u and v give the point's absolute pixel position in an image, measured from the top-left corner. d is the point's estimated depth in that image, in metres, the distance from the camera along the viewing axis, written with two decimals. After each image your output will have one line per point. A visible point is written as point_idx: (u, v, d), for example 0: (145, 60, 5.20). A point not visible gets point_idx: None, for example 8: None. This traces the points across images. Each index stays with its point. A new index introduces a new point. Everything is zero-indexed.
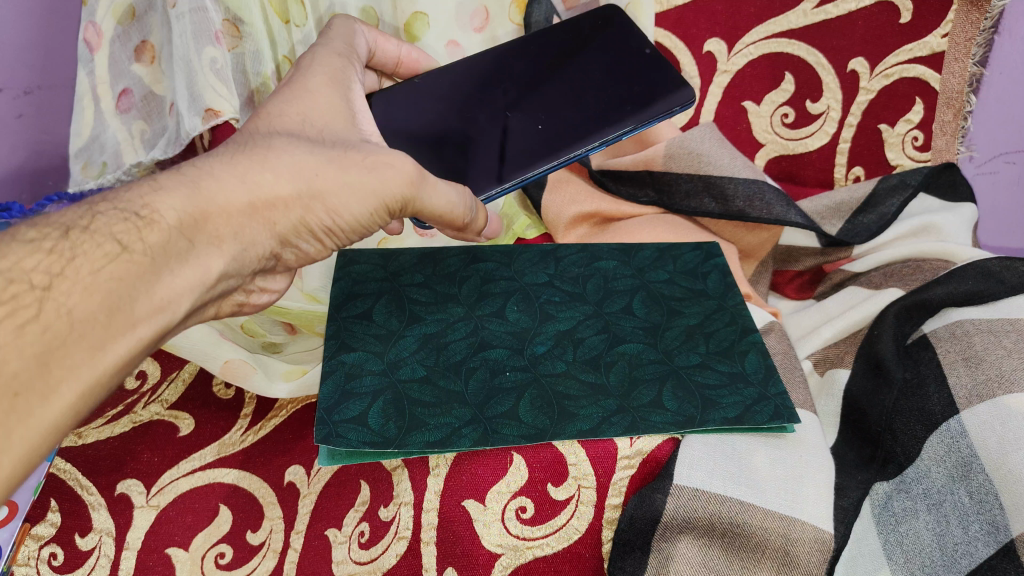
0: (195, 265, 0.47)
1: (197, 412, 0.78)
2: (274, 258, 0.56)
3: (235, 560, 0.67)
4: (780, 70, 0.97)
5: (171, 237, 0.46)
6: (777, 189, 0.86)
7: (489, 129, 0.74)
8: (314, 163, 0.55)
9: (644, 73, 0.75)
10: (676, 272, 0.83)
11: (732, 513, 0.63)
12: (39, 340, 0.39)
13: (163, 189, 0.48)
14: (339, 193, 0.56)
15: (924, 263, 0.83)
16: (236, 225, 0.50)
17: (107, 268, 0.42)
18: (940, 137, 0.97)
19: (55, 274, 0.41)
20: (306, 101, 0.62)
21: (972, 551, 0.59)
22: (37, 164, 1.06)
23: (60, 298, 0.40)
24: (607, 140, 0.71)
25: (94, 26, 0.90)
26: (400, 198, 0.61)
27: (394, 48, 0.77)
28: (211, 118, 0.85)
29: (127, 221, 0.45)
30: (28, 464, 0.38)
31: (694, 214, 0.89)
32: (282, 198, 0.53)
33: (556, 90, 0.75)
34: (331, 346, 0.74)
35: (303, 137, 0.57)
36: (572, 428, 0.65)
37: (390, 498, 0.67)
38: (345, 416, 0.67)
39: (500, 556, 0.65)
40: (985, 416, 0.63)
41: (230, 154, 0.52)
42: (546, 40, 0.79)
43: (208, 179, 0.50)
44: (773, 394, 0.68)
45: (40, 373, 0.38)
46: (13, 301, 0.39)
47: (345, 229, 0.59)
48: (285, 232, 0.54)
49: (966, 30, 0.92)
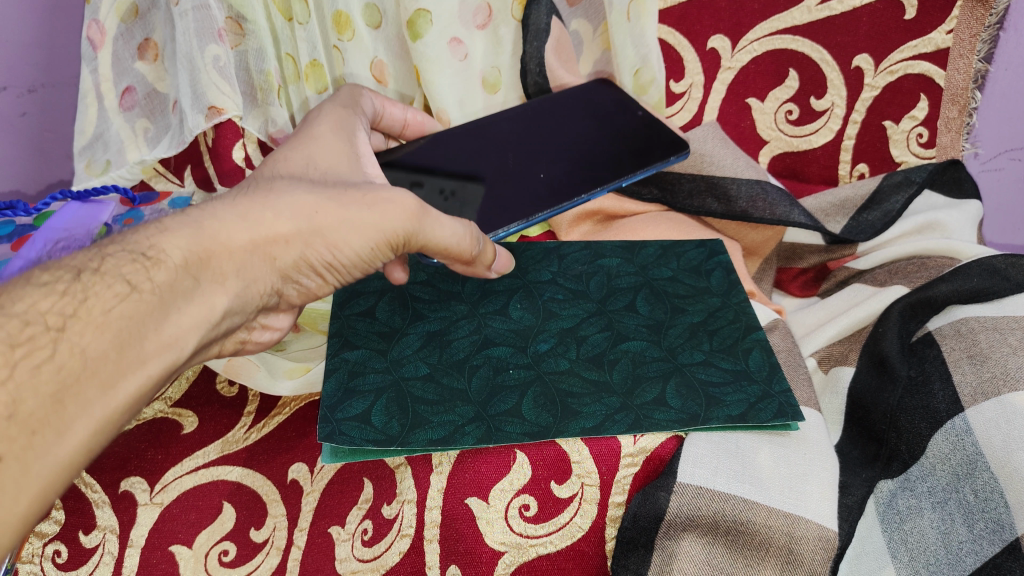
0: (200, 302, 0.49)
1: (200, 410, 0.78)
2: (276, 294, 0.58)
3: (238, 558, 0.67)
4: (785, 67, 0.97)
5: (178, 276, 0.48)
6: (780, 188, 0.86)
7: (491, 183, 0.75)
8: (315, 202, 0.56)
9: (635, 134, 0.80)
10: (680, 269, 0.83)
11: (736, 510, 0.63)
12: (53, 378, 0.41)
13: (168, 230, 0.50)
14: (339, 228, 0.57)
15: (928, 260, 0.82)
16: (239, 261, 0.52)
17: (118, 307, 0.45)
18: (945, 134, 0.96)
19: (69, 315, 0.44)
20: (310, 145, 0.63)
21: (977, 549, 0.59)
22: (42, 158, 1.12)
23: (74, 337, 0.43)
24: (610, 185, 0.74)
25: (97, 24, 0.90)
26: (402, 232, 0.61)
27: (400, 112, 0.80)
28: (215, 116, 0.88)
29: (135, 261, 0.48)
30: (44, 505, 0.41)
31: (698, 213, 0.89)
32: (283, 235, 0.54)
33: (557, 148, 0.79)
34: (335, 343, 0.75)
35: (306, 179, 0.59)
36: (576, 426, 0.65)
37: (393, 496, 0.67)
38: (347, 414, 0.67)
39: (503, 554, 0.65)
40: (991, 414, 0.63)
41: (233, 197, 0.55)
42: (538, 114, 0.84)
43: (211, 219, 0.52)
44: (777, 392, 0.68)
45: (55, 410, 0.41)
46: (29, 341, 0.42)
47: (346, 264, 0.60)
48: (285, 267, 0.55)
49: (971, 26, 0.91)
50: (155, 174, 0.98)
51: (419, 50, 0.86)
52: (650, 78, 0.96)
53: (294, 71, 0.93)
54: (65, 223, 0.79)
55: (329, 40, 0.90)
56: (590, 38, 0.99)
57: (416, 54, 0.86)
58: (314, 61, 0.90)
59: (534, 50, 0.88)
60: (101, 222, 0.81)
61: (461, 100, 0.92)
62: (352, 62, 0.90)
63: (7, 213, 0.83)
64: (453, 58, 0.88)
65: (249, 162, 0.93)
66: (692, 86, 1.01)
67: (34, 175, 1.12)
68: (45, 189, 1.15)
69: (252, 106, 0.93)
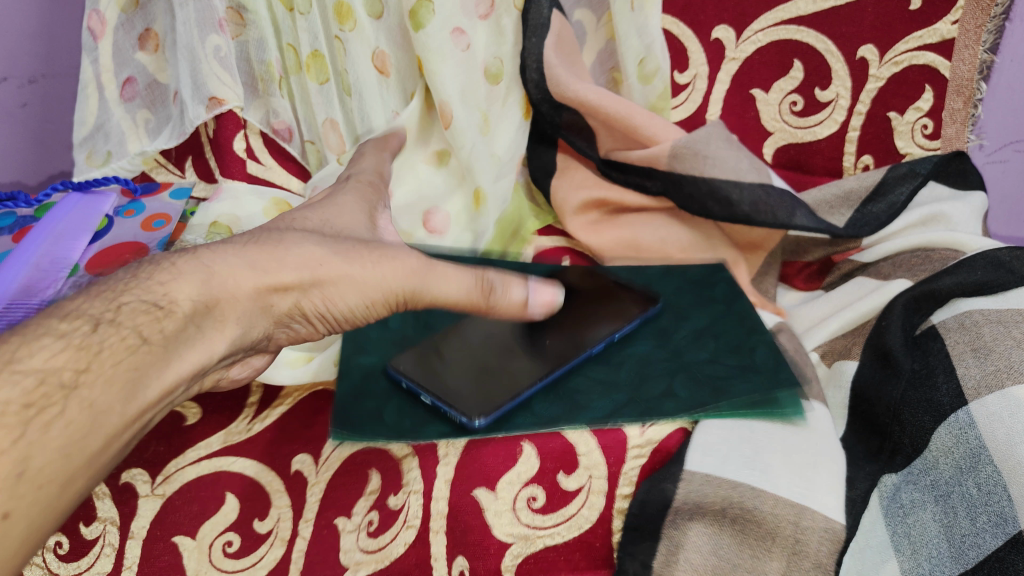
0: (201, 348, 0.50)
1: (203, 402, 0.77)
2: (268, 338, 0.59)
3: (242, 549, 0.67)
4: (789, 57, 0.96)
5: (184, 325, 0.49)
6: (783, 189, 0.84)
7: None
8: (322, 256, 0.57)
9: None
10: (686, 282, 0.83)
11: (744, 498, 0.63)
12: (62, 435, 0.42)
13: (180, 275, 0.51)
14: (340, 285, 0.58)
15: (933, 252, 0.82)
16: (241, 311, 0.53)
17: (128, 360, 0.46)
18: (950, 126, 0.95)
19: (81, 367, 0.44)
20: (331, 209, 0.64)
21: (980, 542, 0.58)
22: (45, 151, 1.11)
23: (85, 392, 0.43)
24: None
25: (97, 14, 0.89)
26: (405, 292, 0.61)
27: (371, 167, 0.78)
28: (215, 107, 0.88)
29: (149, 311, 0.48)
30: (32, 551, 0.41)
31: (698, 210, 0.87)
32: (286, 284, 0.55)
33: None
34: (347, 345, 0.76)
35: (317, 232, 0.60)
36: (584, 417, 0.64)
37: (400, 486, 0.66)
38: (359, 410, 0.67)
39: (511, 545, 0.65)
40: (994, 408, 0.62)
41: (242, 243, 0.55)
42: None
43: (220, 266, 0.53)
44: (783, 384, 0.67)
45: (61, 466, 0.42)
46: (43, 398, 0.42)
47: (339, 315, 0.60)
48: (280, 314, 0.57)
49: (977, 17, 0.91)
50: (157, 165, 0.98)
51: (422, 40, 0.84)
52: (655, 67, 0.95)
53: (296, 62, 0.91)
54: (66, 215, 0.79)
55: (330, 30, 0.88)
56: (594, 29, 0.98)
57: (418, 44, 0.85)
58: (314, 51, 0.89)
59: (534, 46, 0.90)
60: (103, 214, 0.82)
61: (462, 92, 0.89)
62: (352, 52, 0.87)
63: (9, 207, 0.83)
64: (456, 48, 0.87)
65: (250, 153, 0.94)
66: (696, 77, 1.01)
67: (37, 165, 1.11)
68: (47, 180, 1.13)
69: (253, 98, 0.94)
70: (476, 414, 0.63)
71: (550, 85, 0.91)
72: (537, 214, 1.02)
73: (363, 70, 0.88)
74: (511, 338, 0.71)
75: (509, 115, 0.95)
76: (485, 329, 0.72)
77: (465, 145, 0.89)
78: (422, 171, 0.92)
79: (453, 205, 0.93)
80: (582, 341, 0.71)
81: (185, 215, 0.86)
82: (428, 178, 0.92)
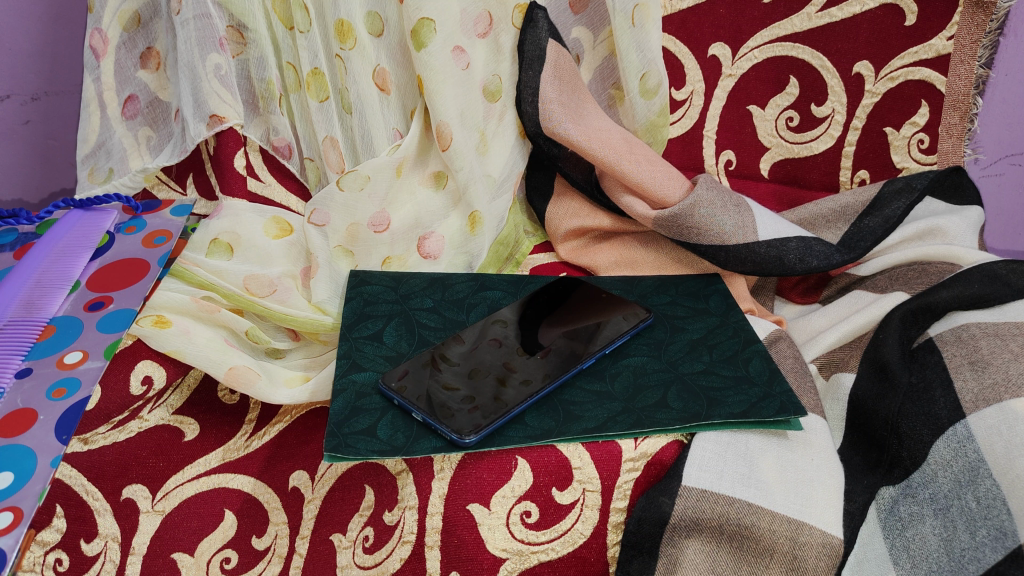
0: None
1: (202, 417, 0.76)
2: None
3: (240, 565, 0.69)
4: (785, 74, 0.97)
5: None
6: (765, 215, 0.84)
7: None
8: None
9: None
10: (679, 294, 0.84)
11: (741, 514, 0.64)
12: None
13: None
14: None
15: (929, 266, 0.82)
16: None
17: None
18: (947, 140, 0.95)
19: None
20: None
21: (979, 556, 0.59)
22: (46, 170, 1.11)
23: None
24: None
25: (99, 33, 0.92)
26: None
27: None
28: (216, 124, 0.89)
29: None
30: None
31: (692, 250, 0.85)
32: None
33: None
34: (343, 366, 0.72)
35: None
36: (578, 427, 0.64)
37: (394, 502, 0.66)
38: (354, 428, 0.65)
39: (505, 560, 0.65)
40: (992, 421, 0.62)
41: None
42: None
43: None
44: (778, 392, 0.68)
45: None
46: None
47: None
48: None
49: (972, 32, 0.92)
50: (158, 182, 0.95)
51: (423, 59, 0.86)
52: (657, 82, 0.95)
53: (295, 80, 0.92)
54: (66, 233, 0.77)
55: (331, 49, 0.89)
56: (592, 46, 0.99)
57: (419, 63, 0.86)
58: (314, 69, 0.89)
59: (531, 78, 0.92)
60: (103, 230, 0.79)
61: (461, 112, 0.90)
62: (352, 69, 0.88)
63: (10, 222, 0.80)
64: (456, 66, 0.89)
65: (250, 171, 0.93)
66: (693, 93, 1.01)
67: (38, 182, 1.11)
68: (49, 198, 1.13)
69: (253, 115, 0.94)
70: (468, 430, 0.62)
71: (542, 118, 0.91)
72: (534, 230, 1.01)
73: (364, 87, 0.89)
74: (504, 352, 0.70)
75: (506, 133, 0.95)
76: (478, 345, 0.71)
77: (464, 166, 0.89)
78: (420, 192, 0.92)
79: (449, 226, 0.93)
80: (574, 357, 0.70)
81: (185, 231, 0.81)
82: (426, 200, 0.92)
